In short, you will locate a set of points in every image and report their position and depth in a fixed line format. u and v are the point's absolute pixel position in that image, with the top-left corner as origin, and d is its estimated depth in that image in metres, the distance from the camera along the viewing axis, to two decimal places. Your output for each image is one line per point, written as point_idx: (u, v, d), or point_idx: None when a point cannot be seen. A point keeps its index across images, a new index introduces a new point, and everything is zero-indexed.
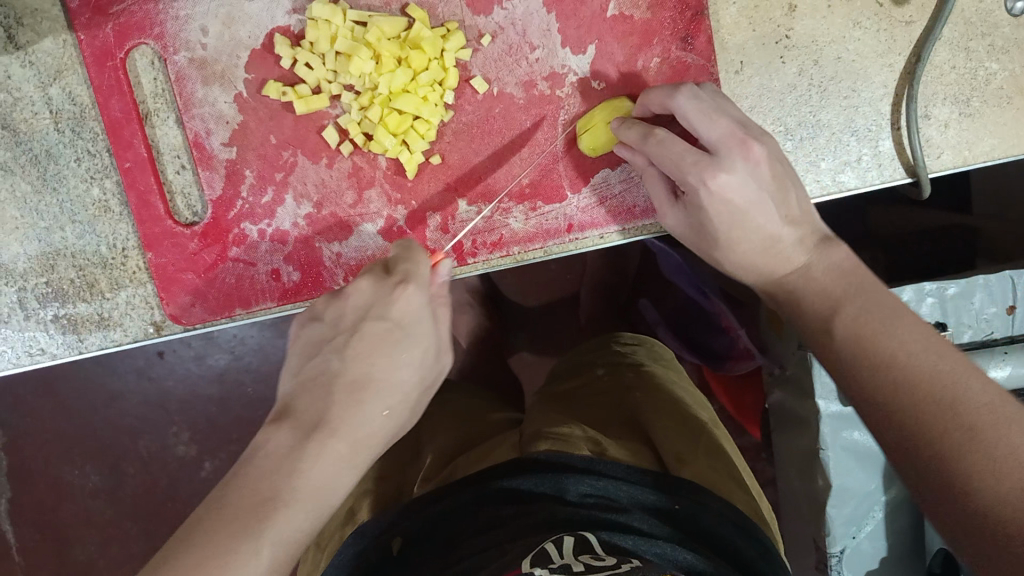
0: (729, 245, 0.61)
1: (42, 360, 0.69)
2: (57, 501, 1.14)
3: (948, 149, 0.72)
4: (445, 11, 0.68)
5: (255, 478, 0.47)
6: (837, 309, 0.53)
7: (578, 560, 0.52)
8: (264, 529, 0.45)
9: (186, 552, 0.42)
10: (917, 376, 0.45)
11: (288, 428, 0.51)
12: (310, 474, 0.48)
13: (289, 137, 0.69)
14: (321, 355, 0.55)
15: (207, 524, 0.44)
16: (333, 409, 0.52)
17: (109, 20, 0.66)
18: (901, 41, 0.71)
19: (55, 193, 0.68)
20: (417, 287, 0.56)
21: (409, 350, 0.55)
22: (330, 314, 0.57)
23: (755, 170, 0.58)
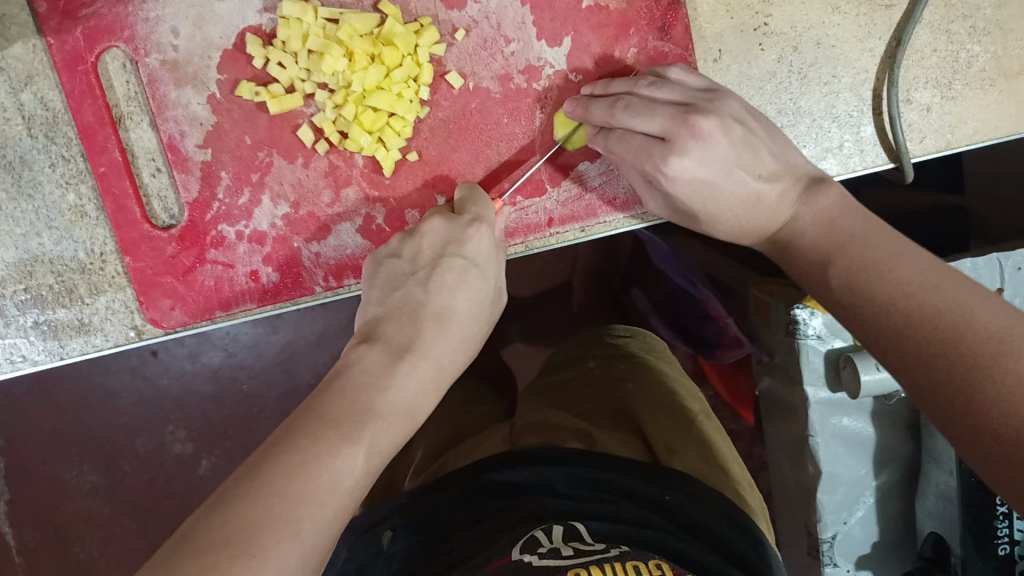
0: (712, 217, 0.62)
1: (24, 366, 0.69)
2: (53, 503, 1.14)
3: (930, 133, 0.72)
4: (419, 6, 0.67)
5: (348, 392, 0.48)
6: (830, 261, 0.54)
7: (567, 544, 0.54)
8: (363, 434, 0.45)
9: (291, 443, 0.42)
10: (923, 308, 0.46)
11: (380, 350, 0.52)
12: (399, 391, 0.50)
13: (264, 137, 0.68)
14: (406, 286, 0.58)
15: (310, 426, 0.44)
16: (424, 333, 0.55)
17: (77, 24, 0.66)
18: (880, 25, 0.70)
19: (31, 200, 0.68)
20: (487, 228, 0.62)
21: (481, 283, 0.60)
22: (408, 251, 0.61)
23: (710, 146, 0.59)
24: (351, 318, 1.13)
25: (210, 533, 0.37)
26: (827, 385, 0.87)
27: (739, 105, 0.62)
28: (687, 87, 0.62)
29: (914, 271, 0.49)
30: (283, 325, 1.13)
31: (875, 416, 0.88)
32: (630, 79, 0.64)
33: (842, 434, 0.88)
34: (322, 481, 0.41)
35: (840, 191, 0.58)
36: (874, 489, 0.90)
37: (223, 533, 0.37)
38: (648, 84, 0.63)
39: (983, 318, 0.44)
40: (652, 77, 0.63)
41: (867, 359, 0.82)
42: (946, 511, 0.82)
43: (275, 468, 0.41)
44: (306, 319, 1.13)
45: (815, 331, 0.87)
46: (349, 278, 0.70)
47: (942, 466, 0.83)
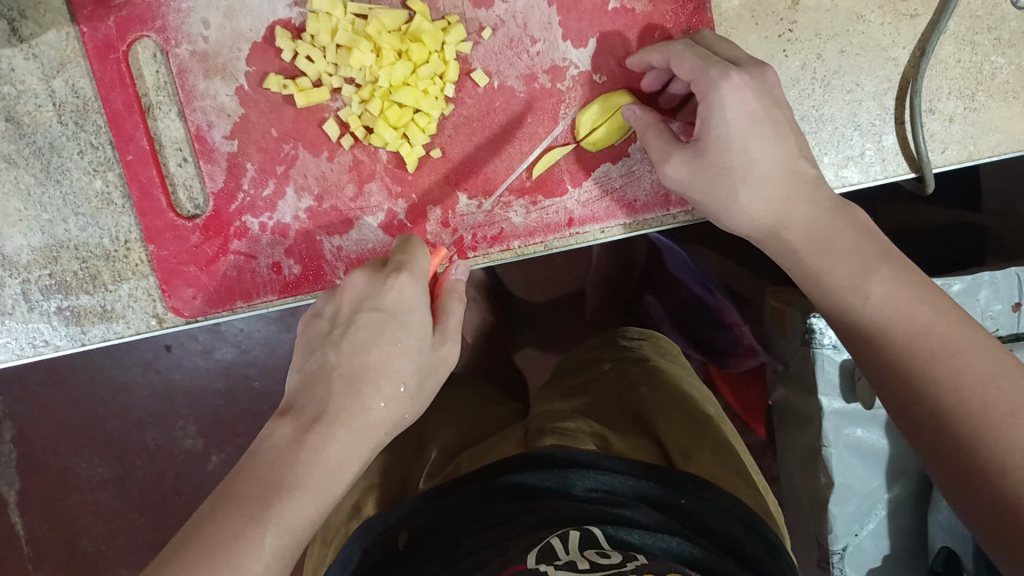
0: (750, 169, 0.59)
1: (46, 351, 0.70)
2: (64, 494, 1.14)
3: (953, 144, 0.72)
4: (446, 4, 0.67)
5: (261, 469, 0.49)
6: (872, 270, 0.54)
7: (584, 556, 0.52)
8: (268, 516, 0.47)
9: (190, 546, 0.45)
10: (956, 370, 0.49)
11: (291, 421, 0.52)
12: (313, 466, 0.50)
13: (290, 129, 0.69)
14: (320, 349, 0.56)
15: (213, 508, 0.47)
16: (334, 400, 0.53)
17: (111, 13, 0.67)
18: (905, 35, 0.70)
19: (59, 185, 0.68)
20: (410, 276, 0.57)
21: (406, 338, 0.56)
22: (329, 308, 0.58)
23: (777, 95, 0.60)
24: None
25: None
26: (842, 396, 0.87)
27: None
28: None
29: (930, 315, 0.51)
30: (295, 323, 1.14)
31: (889, 429, 0.88)
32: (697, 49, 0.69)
33: (856, 445, 0.88)
34: (230, 564, 0.44)
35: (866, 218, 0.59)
36: (886, 502, 0.90)
37: None
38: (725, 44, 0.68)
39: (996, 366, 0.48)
40: None
41: None
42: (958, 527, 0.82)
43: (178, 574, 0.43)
44: None
45: (831, 341, 0.87)
46: None
47: None
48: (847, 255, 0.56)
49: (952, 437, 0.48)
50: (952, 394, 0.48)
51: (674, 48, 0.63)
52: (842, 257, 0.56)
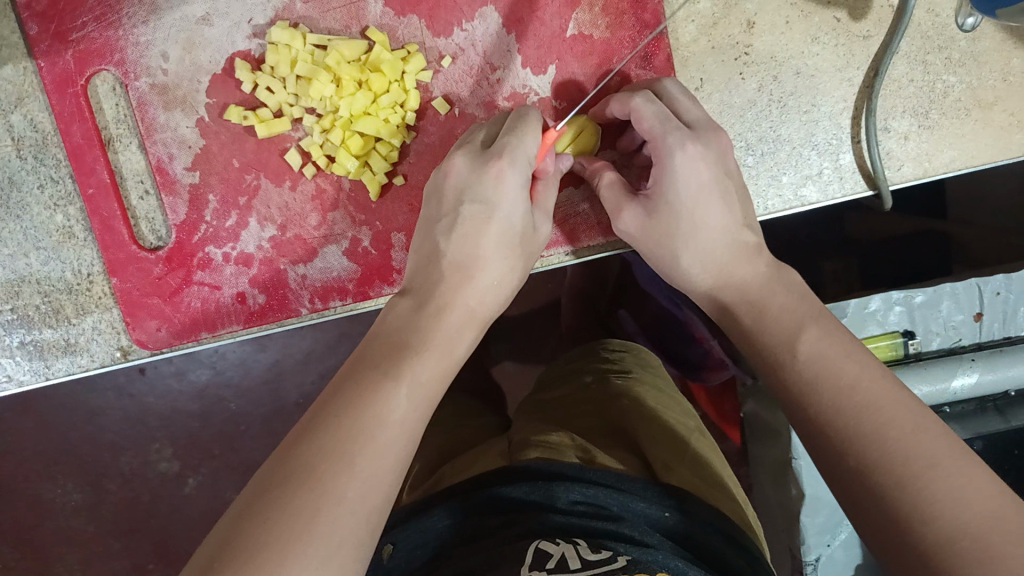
0: (691, 233, 0.60)
1: (9, 387, 0.69)
2: (37, 521, 1.13)
3: (909, 161, 0.73)
4: (405, 34, 0.68)
5: (390, 336, 0.51)
6: (802, 327, 0.53)
7: (574, 552, 0.54)
8: (403, 369, 0.48)
9: (337, 397, 0.46)
10: (881, 423, 0.44)
11: (409, 301, 0.55)
12: (432, 332, 0.52)
13: (251, 160, 0.69)
14: (432, 237, 0.58)
15: (352, 376, 0.47)
16: (443, 283, 0.55)
17: (68, 47, 0.66)
18: (859, 56, 0.71)
19: (19, 220, 0.68)
20: (510, 164, 0.57)
21: (504, 223, 0.58)
22: (435, 199, 0.60)
23: (726, 156, 0.62)
24: (339, 338, 1.13)
25: (265, 499, 0.39)
26: None
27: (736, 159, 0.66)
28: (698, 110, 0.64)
29: (860, 372, 0.48)
30: (271, 343, 1.13)
31: None
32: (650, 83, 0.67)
33: None
34: (371, 414, 0.44)
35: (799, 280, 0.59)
36: None
37: (266, 515, 0.39)
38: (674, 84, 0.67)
39: (928, 423, 0.44)
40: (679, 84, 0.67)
41: None
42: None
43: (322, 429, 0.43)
44: (295, 339, 1.13)
45: None
46: (335, 300, 0.70)
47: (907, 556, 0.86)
48: (783, 312, 0.55)
49: (865, 470, 0.44)
50: (877, 442, 0.44)
51: (633, 104, 0.62)
52: (775, 316, 0.55)
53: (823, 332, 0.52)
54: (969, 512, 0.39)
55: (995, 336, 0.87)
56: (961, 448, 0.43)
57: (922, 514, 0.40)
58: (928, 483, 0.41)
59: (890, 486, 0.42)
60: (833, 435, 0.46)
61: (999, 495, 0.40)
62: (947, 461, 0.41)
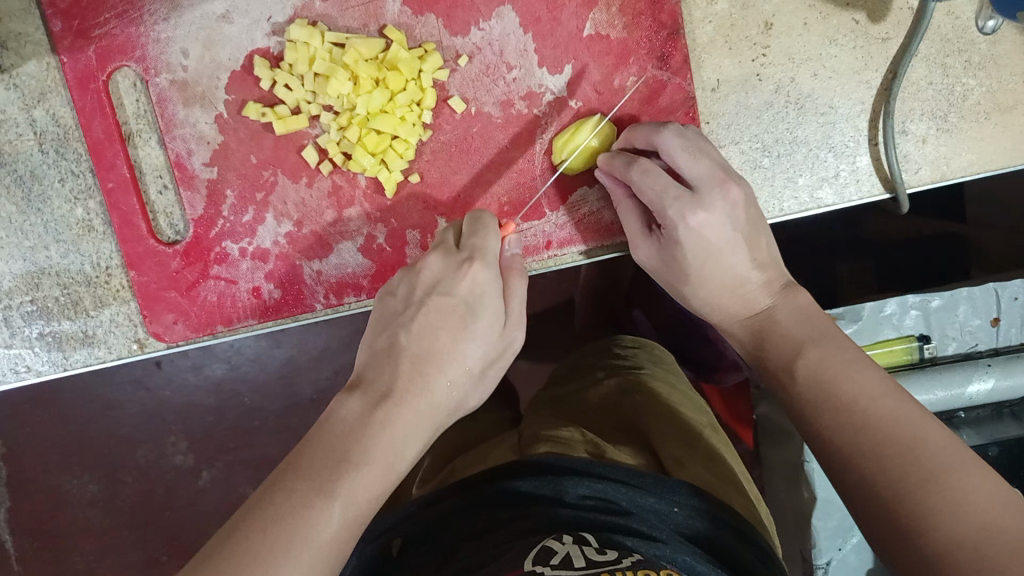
0: (698, 280, 0.63)
1: (28, 377, 0.70)
2: (54, 512, 1.14)
3: (926, 164, 0.73)
4: (423, 33, 0.68)
5: (333, 439, 0.49)
6: (802, 351, 0.54)
7: (579, 551, 0.53)
8: (338, 485, 0.46)
9: (266, 508, 0.44)
10: (877, 443, 0.45)
11: (360, 397, 0.53)
12: (379, 440, 0.50)
13: (269, 157, 0.69)
14: (393, 327, 0.57)
15: (290, 479, 0.46)
16: (401, 379, 0.54)
17: (90, 43, 0.67)
18: (877, 58, 0.71)
19: (40, 213, 0.69)
20: (483, 264, 0.59)
21: (471, 326, 0.58)
22: (403, 288, 0.60)
23: (731, 212, 0.60)
24: (354, 334, 1.14)
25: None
26: None
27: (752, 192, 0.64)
28: (705, 159, 0.61)
29: (861, 386, 0.49)
30: (286, 339, 1.14)
31: None
32: (653, 124, 0.64)
33: None
34: (299, 535, 0.43)
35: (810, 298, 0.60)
36: None
37: None
38: (674, 131, 0.62)
39: (928, 435, 0.44)
40: (677, 126, 0.63)
41: None
42: None
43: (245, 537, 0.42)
44: (310, 334, 1.14)
45: None
46: (349, 296, 0.71)
47: None
48: (784, 335, 0.57)
49: (870, 485, 0.44)
50: (874, 458, 0.45)
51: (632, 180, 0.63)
52: (781, 337, 0.57)
53: (822, 353, 0.53)
54: (973, 515, 0.39)
55: (1012, 341, 0.87)
56: (966, 453, 0.43)
57: (918, 526, 0.41)
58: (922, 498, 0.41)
59: (885, 500, 0.43)
60: (833, 452, 0.48)
61: (1000, 500, 0.40)
62: (942, 473, 0.42)
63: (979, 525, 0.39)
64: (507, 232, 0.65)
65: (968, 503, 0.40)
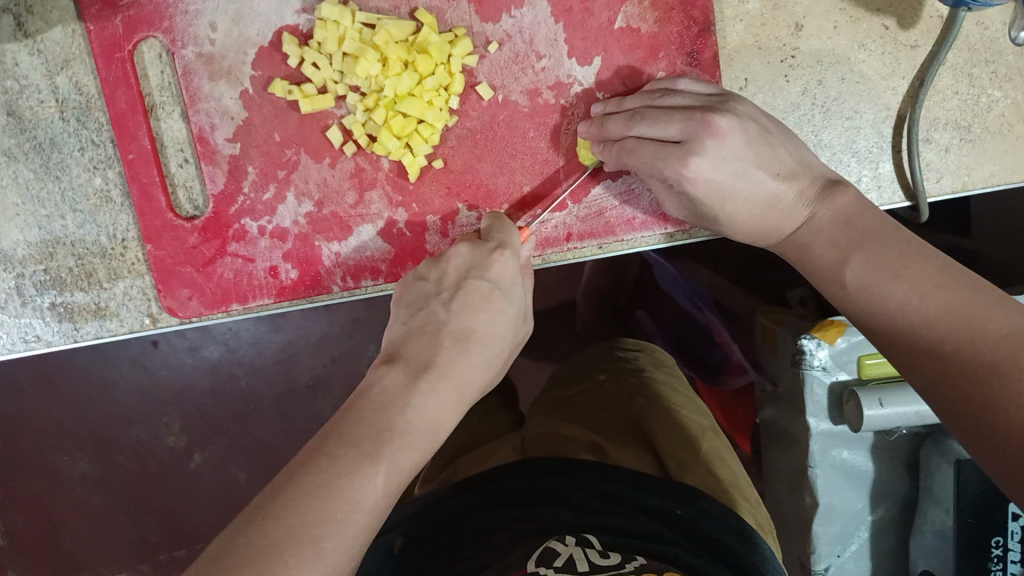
0: (732, 218, 0.63)
1: (37, 347, 0.69)
2: (45, 488, 1.13)
3: (947, 174, 0.73)
4: (454, 17, 0.68)
5: (374, 411, 0.50)
6: (846, 259, 0.56)
7: (582, 554, 0.55)
8: (383, 453, 0.47)
9: (314, 466, 0.45)
10: (939, 338, 0.49)
11: (401, 369, 0.53)
12: (422, 410, 0.51)
13: (293, 135, 0.69)
14: (430, 307, 0.59)
15: (333, 445, 0.46)
16: (441, 354, 0.55)
17: (117, 12, 0.67)
18: (905, 65, 0.71)
19: (57, 181, 0.68)
20: (513, 253, 0.61)
21: (505, 308, 0.59)
22: (434, 274, 0.60)
23: (726, 147, 0.60)
24: (354, 322, 1.13)
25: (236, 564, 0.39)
26: (830, 418, 0.87)
27: (753, 109, 0.63)
28: (692, 96, 0.64)
29: (911, 286, 0.51)
30: (286, 324, 1.13)
31: (874, 451, 0.89)
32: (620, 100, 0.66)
33: (841, 467, 0.89)
34: (344, 498, 0.44)
35: (855, 193, 0.60)
36: (870, 524, 0.91)
37: (231, 562, 0.39)
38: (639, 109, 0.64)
39: (994, 323, 0.47)
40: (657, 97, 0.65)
41: (870, 394, 0.82)
42: (943, 550, 0.84)
43: (294, 492, 0.43)
44: (310, 321, 1.13)
45: (821, 362, 0.86)
46: (366, 280, 0.71)
47: (939, 505, 0.84)
48: (826, 247, 0.58)
49: (941, 373, 0.48)
50: (938, 353, 0.48)
51: (630, 145, 0.64)
52: (821, 246, 0.59)
53: (866, 259, 0.55)
54: None
55: None
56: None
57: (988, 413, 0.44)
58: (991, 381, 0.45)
59: (956, 390, 0.46)
60: (903, 350, 0.51)
61: None
62: (1007, 361, 0.45)
63: None
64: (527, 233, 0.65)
65: None
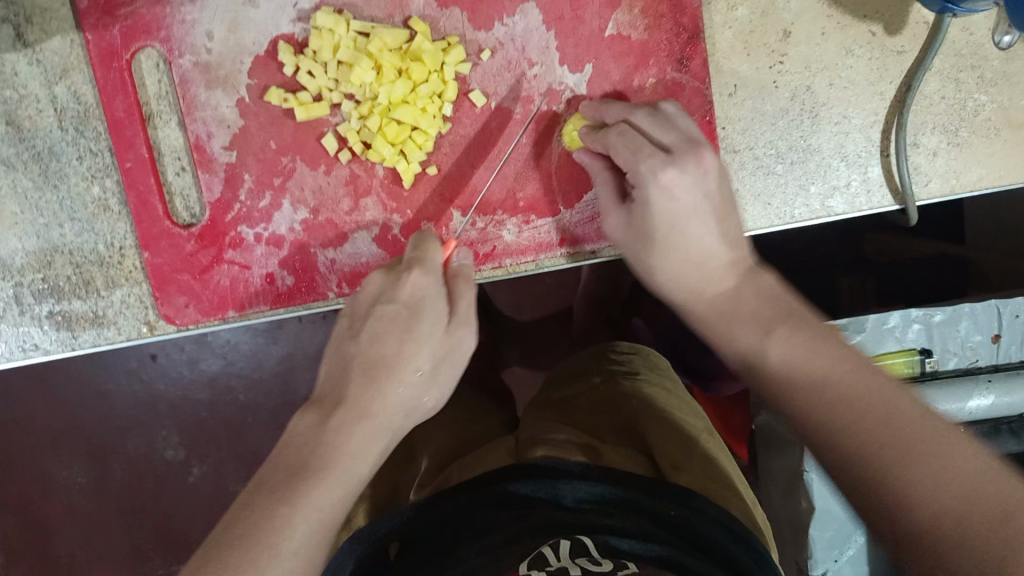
0: (665, 246, 0.62)
1: (35, 355, 0.70)
2: (41, 500, 1.13)
3: (936, 178, 0.74)
4: (447, 26, 0.69)
5: (292, 456, 0.52)
6: (771, 331, 0.55)
7: (576, 564, 0.52)
8: (301, 503, 0.50)
9: (230, 540, 0.48)
10: (850, 422, 0.46)
11: (314, 412, 0.55)
12: (337, 449, 0.53)
13: (289, 142, 0.70)
14: (343, 338, 0.59)
15: (255, 506, 0.50)
16: (350, 388, 0.55)
17: (116, 22, 0.68)
18: (892, 70, 0.72)
19: (56, 190, 0.69)
20: (422, 271, 0.60)
21: (417, 326, 0.58)
22: (352, 298, 0.61)
23: (701, 177, 0.60)
24: None
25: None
26: None
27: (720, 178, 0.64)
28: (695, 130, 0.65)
29: (831, 366, 0.50)
30: (283, 335, 1.13)
31: None
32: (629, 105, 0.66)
33: None
34: (264, 555, 0.47)
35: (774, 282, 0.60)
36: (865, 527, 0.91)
37: None
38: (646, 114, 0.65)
39: (902, 409, 0.45)
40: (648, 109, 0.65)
41: None
42: None
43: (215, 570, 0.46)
44: (307, 332, 1.13)
45: None
46: (362, 286, 0.71)
47: None
48: (755, 310, 0.57)
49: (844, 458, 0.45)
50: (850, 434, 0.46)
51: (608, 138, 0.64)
52: (746, 311, 0.57)
53: (790, 332, 0.54)
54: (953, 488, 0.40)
55: (1012, 358, 0.87)
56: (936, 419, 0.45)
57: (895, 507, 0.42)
58: (904, 470, 0.42)
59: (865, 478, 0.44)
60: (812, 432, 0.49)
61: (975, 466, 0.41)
62: (926, 452, 0.42)
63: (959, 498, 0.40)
64: (449, 249, 0.64)
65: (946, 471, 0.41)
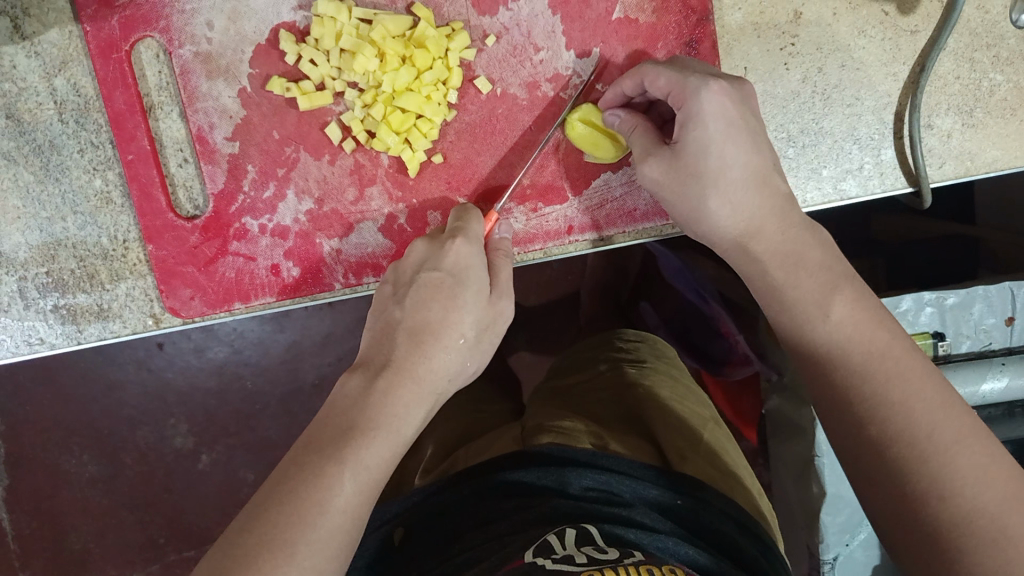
0: (724, 169, 0.58)
1: (41, 350, 0.69)
2: (53, 490, 1.13)
3: (950, 159, 0.72)
4: (451, 11, 0.68)
5: (340, 414, 0.53)
6: (836, 286, 0.54)
7: (582, 551, 0.51)
8: (349, 455, 0.49)
9: (277, 491, 0.47)
10: (910, 396, 0.48)
11: (361, 374, 0.56)
12: (381, 407, 0.53)
13: (292, 132, 0.69)
14: (389, 308, 0.60)
15: (302, 458, 0.49)
16: (397, 351, 0.56)
17: (114, 12, 0.66)
18: (905, 51, 0.70)
19: (58, 184, 0.68)
20: (465, 240, 0.61)
21: (460, 296, 0.59)
22: (394, 274, 0.63)
23: (747, 100, 0.60)
24: (359, 320, 1.13)
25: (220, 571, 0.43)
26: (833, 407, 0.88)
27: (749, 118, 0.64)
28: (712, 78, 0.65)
29: (891, 342, 0.51)
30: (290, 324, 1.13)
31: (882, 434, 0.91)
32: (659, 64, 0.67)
33: None
34: (313, 503, 0.47)
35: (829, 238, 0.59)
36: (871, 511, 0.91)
37: None
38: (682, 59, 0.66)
39: (953, 399, 0.48)
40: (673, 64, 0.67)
41: None
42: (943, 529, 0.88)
43: (260, 521, 0.46)
44: (313, 320, 1.12)
45: None
46: (368, 276, 0.71)
47: None
48: (820, 265, 0.56)
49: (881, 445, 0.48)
50: (905, 415, 0.47)
51: (645, 76, 0.63)
52: (810, 272, 0.55)
53: (853, 297, 0.54)
54: (988, 496, 0.44)
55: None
56: (977, 424, 0.47)
57: (941, 490, 0.45)
58: (952, 461, 0.45)
59: (905, 457, 0.46)
60: (861, 402, 0.49)
61: (1008, 471, 0.45)
62: (968, 445, 0.45)
63: (1002, 498, 0.44)
64: (492, 221, 0.66)
65: (988, 471, 0.45)
